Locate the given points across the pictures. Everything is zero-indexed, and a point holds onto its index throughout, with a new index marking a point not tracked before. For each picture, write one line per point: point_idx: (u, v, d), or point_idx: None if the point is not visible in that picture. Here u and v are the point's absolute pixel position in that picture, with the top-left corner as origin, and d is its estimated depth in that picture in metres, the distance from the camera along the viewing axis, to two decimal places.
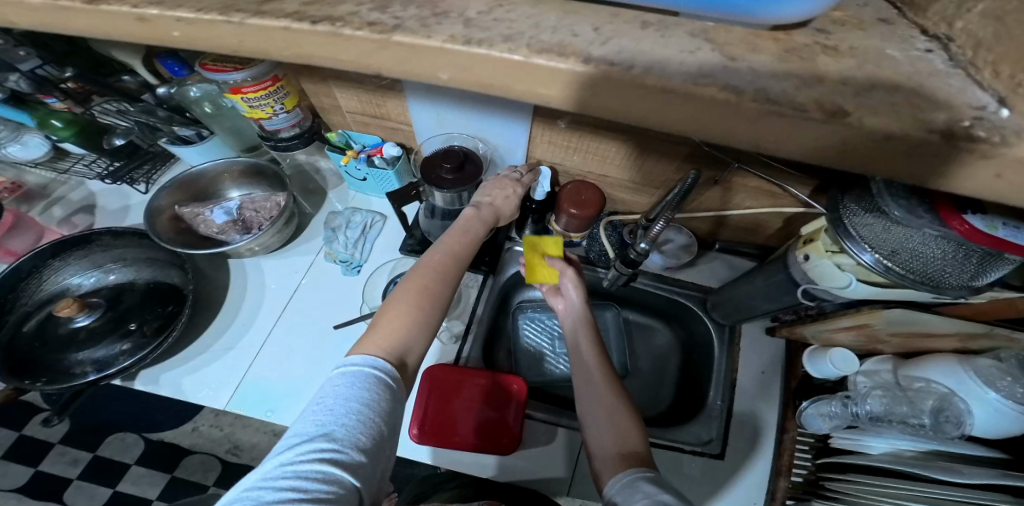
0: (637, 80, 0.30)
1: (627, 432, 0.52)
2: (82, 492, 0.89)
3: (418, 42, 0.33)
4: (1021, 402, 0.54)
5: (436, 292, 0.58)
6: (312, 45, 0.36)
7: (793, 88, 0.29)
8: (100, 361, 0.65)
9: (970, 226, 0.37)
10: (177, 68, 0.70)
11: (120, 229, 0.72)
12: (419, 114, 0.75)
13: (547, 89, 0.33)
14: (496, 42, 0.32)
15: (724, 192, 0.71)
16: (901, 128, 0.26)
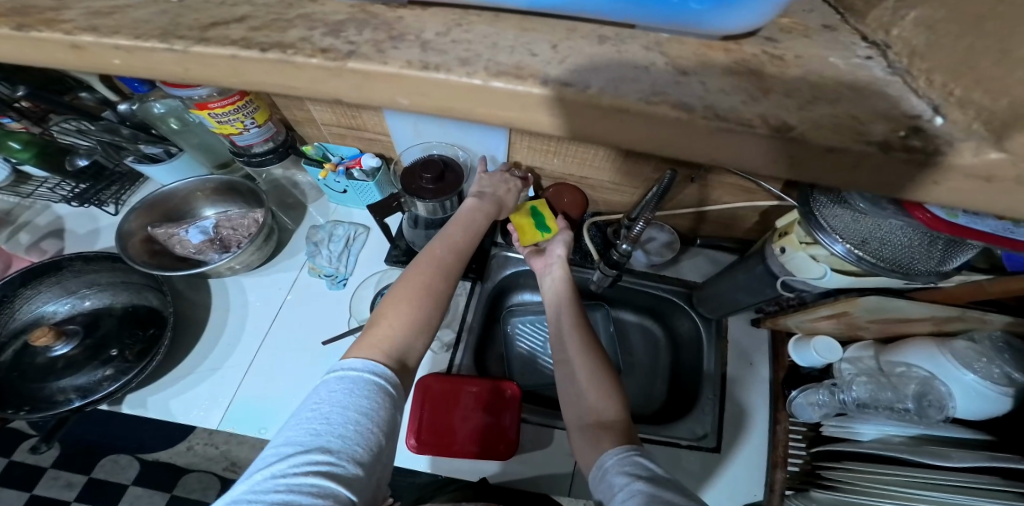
0: (593, 100, 0.24)
1: (604, 397, 0.53)
2: None
3: (374, 70, 0.26)
4: (997, 381, 0.56)
5: (436, 291, 0.57)
6: (259, 73, 0.28)
7: (739, 103, 0.24)
8: (82, 388, 0.64)
9: (933, 216, 0.37)
10: (136, 84, 0.70)
11: (91, 254, 0.70)
12: (395, 124, 0.73)
13: (506, 112, 0.26)
14: (453, 66, 0.26)
15: (699, 187, 0.70)
16: (842, 141, 0.22)
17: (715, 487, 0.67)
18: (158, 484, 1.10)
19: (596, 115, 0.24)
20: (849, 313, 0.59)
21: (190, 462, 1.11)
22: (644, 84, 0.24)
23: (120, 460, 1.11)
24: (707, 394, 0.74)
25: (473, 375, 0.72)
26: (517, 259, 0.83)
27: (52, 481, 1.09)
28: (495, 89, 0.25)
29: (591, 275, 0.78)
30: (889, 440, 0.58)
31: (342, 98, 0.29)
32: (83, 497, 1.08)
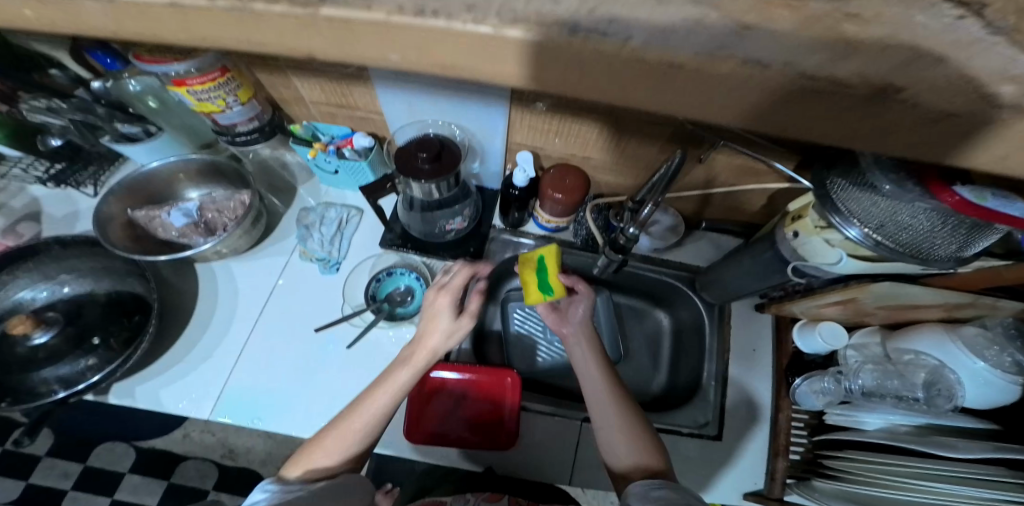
0: (640, 57, 0.19)
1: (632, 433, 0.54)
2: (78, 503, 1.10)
3: (352, 18, 0.21)
4: (1009, 371, 0.54)
5: (386, 406, 0.54)
6: (214, 27, 0.23)
7: (831, 61, 0.19)
8: (65, 379, 0.62)
9: (960, 197, 0.34)
10: (108, 60, 0.64)
11: (68, 238, 0.66)
12: (388, 100, 0.68)
13: (527, 71, 0.22)
14: (456, 9, 0.20)
15: (706, 169, 0.67)
16: (937, 101, 0.18)
17: (714, 476, 0.67)
18: (157, 472, 1.12)
19: (638, 76, 0.20)
20: (858, 300, 0.57)
21: (187, 450, 1.13)
22: (702, 38, 0.19)
23: (116, 449, 1.12)
24: (710, 381, 0.73)
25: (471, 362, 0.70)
26: (515, 243, 0.80)
27: (49, 470, 1.11)
28: (510, 40, 0.20)
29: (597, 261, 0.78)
30: (895, 430, 0.57)
31: (318, 58, 0.24)
32: (82, 485, 1.10)
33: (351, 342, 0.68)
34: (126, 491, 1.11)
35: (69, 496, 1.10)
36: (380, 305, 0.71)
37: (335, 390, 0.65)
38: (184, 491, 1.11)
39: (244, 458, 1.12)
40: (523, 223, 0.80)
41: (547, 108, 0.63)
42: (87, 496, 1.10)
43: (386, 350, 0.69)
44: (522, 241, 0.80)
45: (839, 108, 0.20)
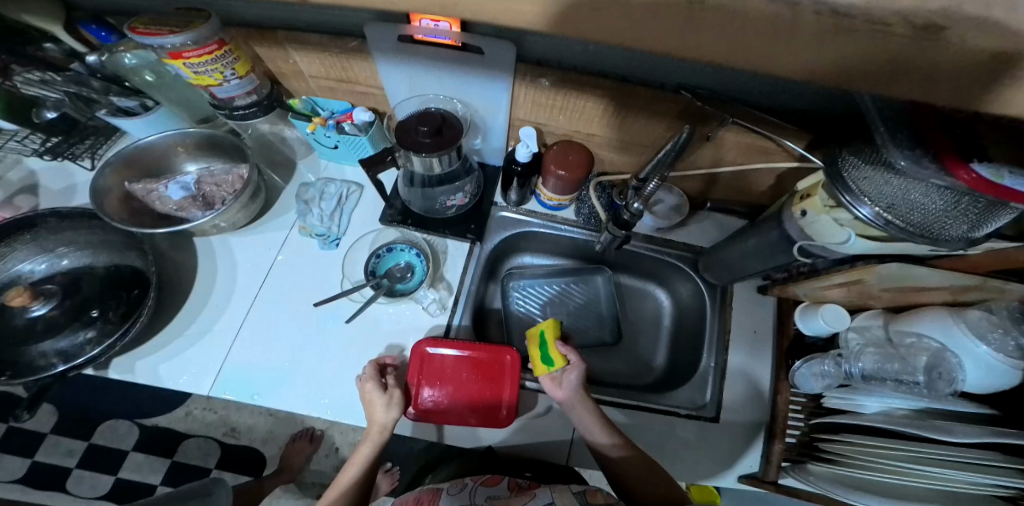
0: None
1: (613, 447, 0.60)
2: (85, 481, 1.13)
3: None
4: (1009, 355, 0.54)
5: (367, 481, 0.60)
6: None
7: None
8: (64, 352, 0.62)
9: (976, 174, 0.33)
10: (103, 33, 0.67)
11: (66, 211, 0.65)
12: (389, 75, 0.66)
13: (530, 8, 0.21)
14: None
15: (714, 150, 0.65)
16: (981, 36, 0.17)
17: (708, 455, 0.68)
18: (161, 451, 1.15)
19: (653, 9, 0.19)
20: (863, 281, 0.57)
21: (189, 428, 1.17)
22: None
23: (118, 428, 1.16)
24: (707, 365, 0.74)
25: (470, 340, 0.69)
26: (517, 221, 0.80)
27: (54, 448, 1.14)
28: None
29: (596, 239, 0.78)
30: (892, 413, 0.57)
31: None
32: (85, 464, 1.14)
33: (350, 317, 0.68)
34: (130, 469, 1.14)
35: (73, 474, 1.13)
36: (379, 281, 0.70)
37: (336, 363, 0.66)
38: (187, 468, 1.15)
39: (247, 437, 1.18)
40: (526, 201, 0.79)
41: (552, 85, 0.62)
42: (91, 473, 1.14)
43: (386, 325, 0.69)
44: (524, 220, 0.80)
45: (867, 46, 0.18)
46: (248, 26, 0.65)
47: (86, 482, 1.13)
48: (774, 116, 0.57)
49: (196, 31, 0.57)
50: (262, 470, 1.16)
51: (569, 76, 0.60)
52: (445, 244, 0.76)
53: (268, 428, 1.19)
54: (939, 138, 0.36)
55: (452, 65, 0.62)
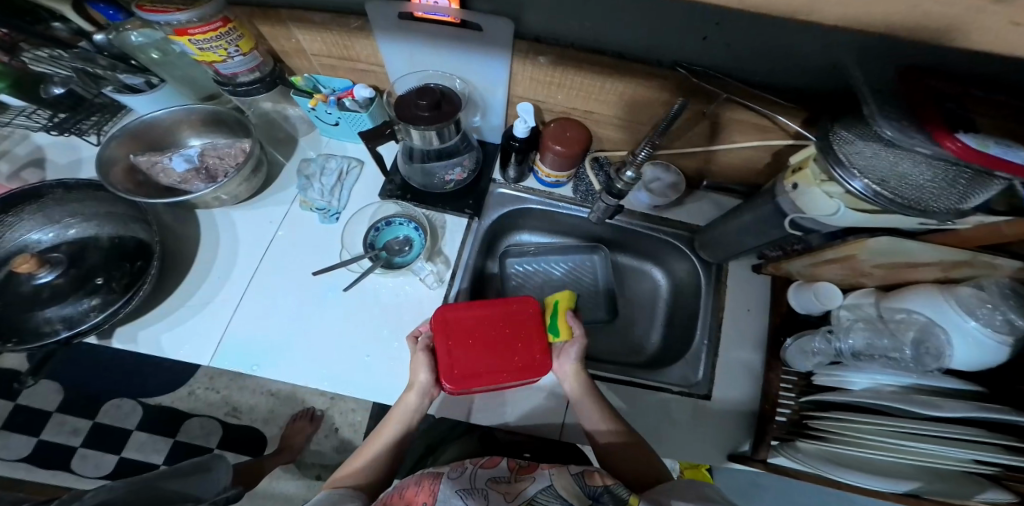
0: None
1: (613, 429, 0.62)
2: (89, 462, 1.14)
3: None
4: (998, 330, 0.54)
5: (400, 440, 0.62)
6: None
7: None
8: (68, 319, 0.63)
9: (962, 144, 0.33)
10: (111, 12, 0.63)
11: (72, 182, 0.67)
12: (388, 52, 0.66)
13: None
14: None
15: (710, 127, 0.65)
16: None
17: (699, 431, 0.69)
18: (164, 431, 1.17)
19: None
20: (856, 257, 0.58)
21: (190, 407, 1.20)
22: None
23: (123, 406, 1.19)
24: (701, 343, 0.75)
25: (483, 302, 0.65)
26: (515, 198, 0.81)
27: (59, 426, 1.16)
28: None
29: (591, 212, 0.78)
30: (881, 389, 0.57)
31: None
32: (88, 443, 1.16)
33: (347, 285, 0.70)
34: (133, 448, 1.15)
35: (77, 453, 1.15)
36: (378, 253, 0.71)
37: (336, 334, 0.68)
38: (188, 448, 1.17)
39: (248, 417, 1.21)
40: (524, 178, 0.81)
41: (549, 62, 0.62)
42: (95, 452, 1.15)
43: (384, 297, 0.71)
44: (521, 196, 0.81)
45: None
46: (250, 5, 0.65)
47: (90, 461, 1.14)
48: (771, 93, 0.57)
49: (199, 9, 0.56)
50: (262, 449, 1.18)
51: (566, 53, 0.60)
52: (443, 219, 0.77)
53: (269, 408, 1.22)
54: (929, 106, 0.36)
55: (448, 42, 0.63)
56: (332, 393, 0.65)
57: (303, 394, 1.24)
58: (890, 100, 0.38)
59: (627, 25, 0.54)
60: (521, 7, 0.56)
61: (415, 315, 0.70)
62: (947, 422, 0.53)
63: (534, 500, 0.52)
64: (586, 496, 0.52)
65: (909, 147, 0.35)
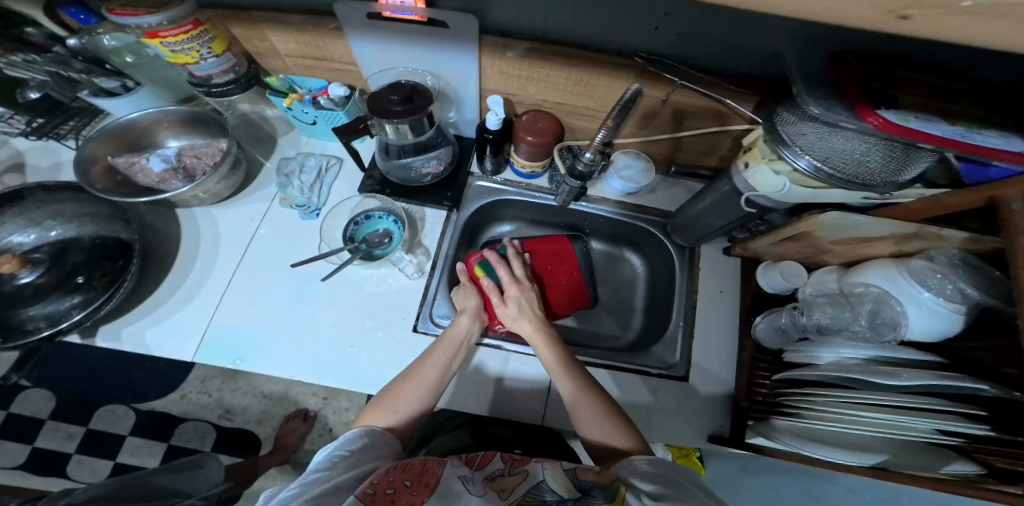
0: None
1: (613, 429, 0.53)
2: (84, 466, 1.15)
3: None
4: (951, 299, 0.55)
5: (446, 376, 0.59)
6: None
7: None
8: (50, 317, 0.65)
9: (884, 119, 0.35)
10: (83, 15, 0.63)
11: (51, 183, 0.68)
12: (360, 50, 0.68)
13: None
14: None
15: (674, 114, 0.68)
16: None
17: (675, 412, 0.70)
18: (157, 435, 1.18)
19: None
20: (813, 233, 0.60)
21: (184, 411, 1.21)
22: None
23: (117, 410, 1.20)
24: (676, 322, 0.78)
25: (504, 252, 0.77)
26: (492, 189, 0.83)
27: (54, 432, 1.17)
28: None
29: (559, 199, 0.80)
30: (845, 363, 0.56)
31: None
32: (83, 448, 1.17)
33: (326, 275, 0.72)
34: (128, 452, 1.16)
35: (73, 458, 1.16)
36: (358, 245, 0.74)
37: (319, 325, 0.69)
38: (182, 451, 1.18)
39: (241, 418, 1.22)
40: (501, 170, 0.83)
41: (517, 55, 0.63)
42: (91, 458, 1.16)
43: (364, 288, 0.73)
44: (500, 188, 0.83)
45: None
46: (223, 7, 0.66)
47: (86, 466, 1.15)
48: (723, 80, 0.60)
49: (170, 12, 0.58)
50: (256, 450, 1.19)
51: (532, 46, 0.61)
52: (423, 212, 0.80)
53: (262, 409, 1.23)
54: (853, 89, 0.39)
55: (416, 37, 0.64)
56: (314, 383, 0.66)
57: (296, 394, 1.25)
58: (817, 86, 0.41)
59: (586, 15, 0.56)
60: (485, 2, 0.58)
61: (396, 304, 0.72)
62: (911, 394, 0.50)
63: (541, 485, 0.49)
64: (576, 491, 0.48)
65: (836, 122, 0.38)
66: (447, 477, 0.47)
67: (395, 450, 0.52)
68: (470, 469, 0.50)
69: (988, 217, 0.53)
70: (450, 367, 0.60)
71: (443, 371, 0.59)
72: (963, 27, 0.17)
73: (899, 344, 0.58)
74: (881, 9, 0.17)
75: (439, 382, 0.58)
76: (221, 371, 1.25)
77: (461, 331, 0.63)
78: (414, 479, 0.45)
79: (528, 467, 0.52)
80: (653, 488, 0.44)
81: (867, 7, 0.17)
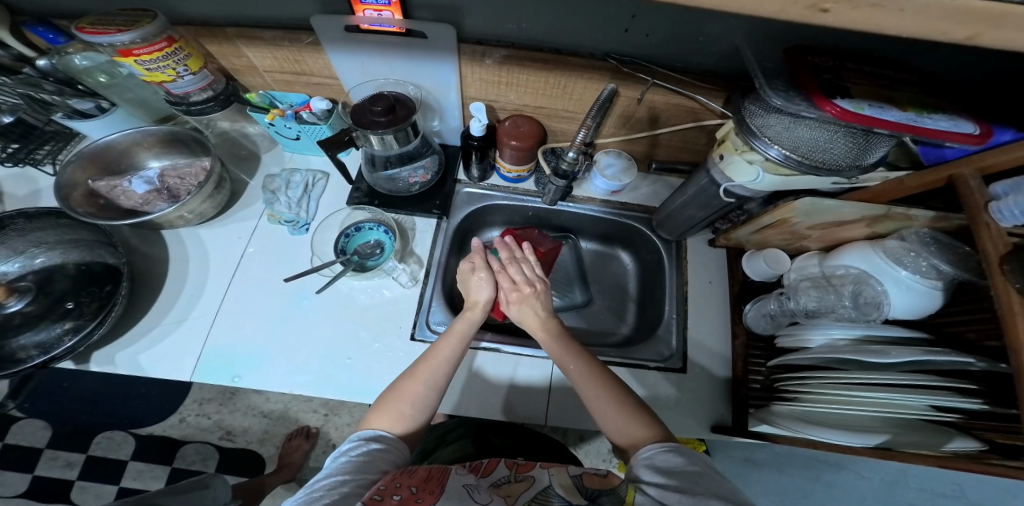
0: None
1: (623, 420, 0.52)
2: (88, 491, 1.13)
3: None
4: (926, 276, 0.57)
5: (438, 379, 0.56)
6: None
7: None
8: (43, 344, 0.65)
9: (841, 107, 0.39)
10: (51, 35, 0.65)
11: (34, 211, 0.67)
12: (340, 63, 0.69)
13: None
14: None
15: (649, 112, 0.70)
16: None
17: (675, 403, 0.71)
18: (158, 459, 1.17)
19: None
20: (789, 220, 0.63)
21: (184, 434, 1.19)
22: None
23: (114, 437, 1.18)
24: (669, 315, 0.79)
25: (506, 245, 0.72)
26: (480, 195, 0.84)
27: (52, 461, 1.15)
28: None
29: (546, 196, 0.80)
30: (834, 344, 0.58)
31: None
32: (84, 476, 1.15)
33: (319, 288, 0.73)
34: (131, 476, 1.15)
35: (76, 485, 1.14)
36: (349, 257, 0.74)
37: (313, 339, 0.69)
38: (187, 475, 1.16)
39: (242, 439, 1.20)
40: (487, 176, 0.85)
41: (495, 62, 0.65)
42: (94, 483, 1.14)
43: (358, 299, 0.73)
44: (488, 194, 0.85)
45: None
46: (195, 24, 0.66)
47: (90, 491, 1.13)
48: (691, 77, 0.62)
49: (142, 30, 0.58)
50: (261, 468, 1.17)
51: (508, 53, 0.63)
52: (412, 221, 0.80)
53: (263, 429, 1.21)
54: (806, 82, 0.42)
55: (393, 49, 0.66)
56: (315, 396, 0.66)
57: (296, 413, 1.23)
58: (774, 79, 0.44)
59: (559, 20, 0.58)
60: (459, 11, 0.59)
61: (390, 313, 0.72)
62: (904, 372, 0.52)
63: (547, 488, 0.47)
64: (581, 493, 0.46)
65: (796, 112, 0.41)
66: (451, 486, 0.47)
67: (404, 455, 0.52)
68: (475, 477, 0.49)
69: (950, 196, 0.55)
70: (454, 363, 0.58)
71: (445, 370, 0.56)
72: (877, 16, 0.19)
73: (883, 322, 0.60)
74: (802, 5, 0.19)
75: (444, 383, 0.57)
76: (218, 393, 1.23)
77: (465, 326, 0.60)
78: (419, 485, 0.45)
79: (533, 472, 0.50)
80: (667, 482, 0.44)
81: (790, 2, 0.19)
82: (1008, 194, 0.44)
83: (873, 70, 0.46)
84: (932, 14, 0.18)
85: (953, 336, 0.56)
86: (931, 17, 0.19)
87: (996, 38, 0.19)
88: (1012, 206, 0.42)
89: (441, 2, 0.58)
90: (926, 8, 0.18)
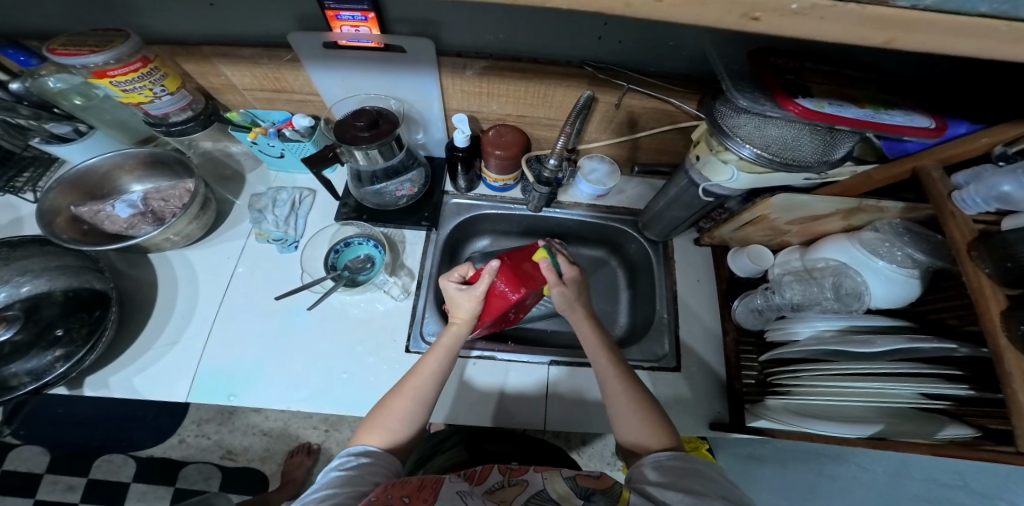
0: None
1: (642, 423, 0.53)
2: None
3: None
4: (904, 266, 0.58)
5: (422, 390, 0.55)
6: None
7: None
8: (34, 371, 0.64)
9: (803, 106, 0.41)
10: (22, 57, 0.63)
11: (16, 239, 0.67)
12: (322, 80, 0.70)
13: None
14: None
15: (628, 117, 0.71)
16: None
17: (671, 401, 0.72)
18: (160, 480, 1.15)
19: None
20: (768, 216, 0.64)
21: (185, 455, 1.18)
22: None
23: (115, 459, 1.16)
24: (662, 314, 0.79)
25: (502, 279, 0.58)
26: (470, 205, 0.85)
27: (53, 486, 1.13)
28: None
29: (528, 200, 0.83)
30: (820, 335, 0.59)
31: None
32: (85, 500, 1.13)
33: (311, 305, 0.73)
34: (132, 499, 1.13)
35: None
36: (340, 272, 0.74)
37: (309, 354, 0.70)
38: (189, 495, 1.14)
39: (244, 457, 1.18)
40: (474, 187, 0.86)
41: (476, 73, 0.66)
42: None
43: (351, 313, 0.73)
44: (476, 204, 0.86)
45: None
46: (170, 43, 0.67)
47: None
48: (665, 80, 0.64)
49: (116, 50, 0.58)
50: (265, 486, 1.16)
51: (488, 64, 0.64)
52: (402, 233, 0.81)
53: (264, 447, 1.20)
54: (770, 83, 0.44)
55: (373, 64, 0.67)
56: (314, 411, 0.66)
57: (296, 430, 1.21)
58: (741, 82, 0.46)
59: (533, 30, 0.60)
60: (435, 24, 0.60)
61: (384, 326, 0.73)
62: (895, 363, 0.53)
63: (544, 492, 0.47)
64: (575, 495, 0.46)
65: (763, 112, 0.43)
66: (445, 492, 0.46)
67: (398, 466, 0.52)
68: (469, 484, 0.49)
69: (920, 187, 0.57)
70: (443, 376, 0.57)
71: (433, 383, 0.56)
72: (803, 23, 0.20)
73: (866, 312, 0.61)
74: (737, 13, 0.20)
75: (432, 395, 0.56)
76: (216, 413, 1.22)
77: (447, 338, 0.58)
78: (412, 494, 0.45)
79: (526, 476, 0.50)
80: (665, 484, 0.45)
81: (725, 12, 0.20)
82: (969, 183, 0.46)
83: (832, 68, 0.48)
84: (850, 20, 0.20)
85: (936, 323, 0.58)
86: (851, 22, 0.20)
87: (915, 40, 0.20)
88: (974, 195, 0.44)
89: (417, 17, 0.59)
90: (844, 13, 0.19)
